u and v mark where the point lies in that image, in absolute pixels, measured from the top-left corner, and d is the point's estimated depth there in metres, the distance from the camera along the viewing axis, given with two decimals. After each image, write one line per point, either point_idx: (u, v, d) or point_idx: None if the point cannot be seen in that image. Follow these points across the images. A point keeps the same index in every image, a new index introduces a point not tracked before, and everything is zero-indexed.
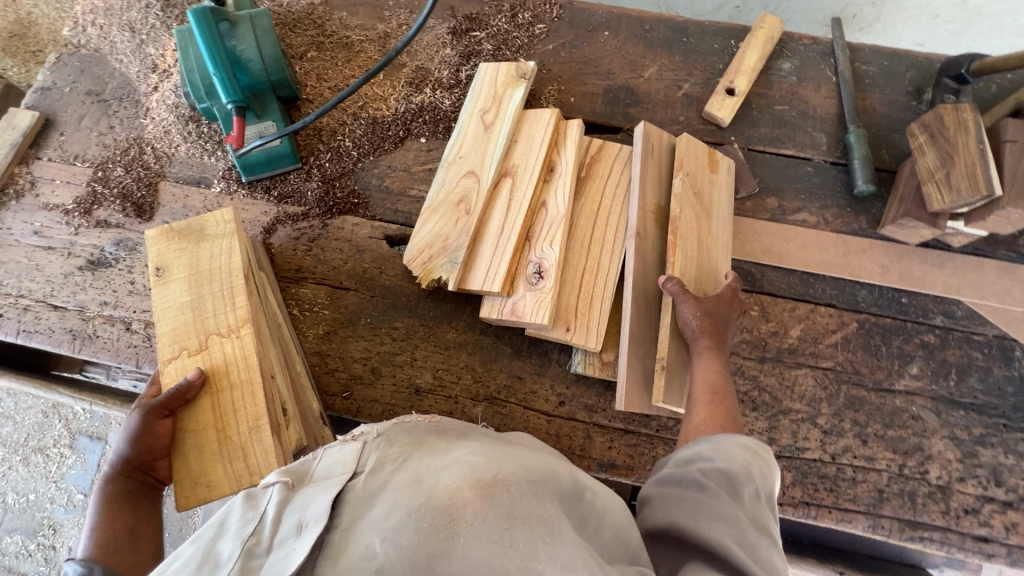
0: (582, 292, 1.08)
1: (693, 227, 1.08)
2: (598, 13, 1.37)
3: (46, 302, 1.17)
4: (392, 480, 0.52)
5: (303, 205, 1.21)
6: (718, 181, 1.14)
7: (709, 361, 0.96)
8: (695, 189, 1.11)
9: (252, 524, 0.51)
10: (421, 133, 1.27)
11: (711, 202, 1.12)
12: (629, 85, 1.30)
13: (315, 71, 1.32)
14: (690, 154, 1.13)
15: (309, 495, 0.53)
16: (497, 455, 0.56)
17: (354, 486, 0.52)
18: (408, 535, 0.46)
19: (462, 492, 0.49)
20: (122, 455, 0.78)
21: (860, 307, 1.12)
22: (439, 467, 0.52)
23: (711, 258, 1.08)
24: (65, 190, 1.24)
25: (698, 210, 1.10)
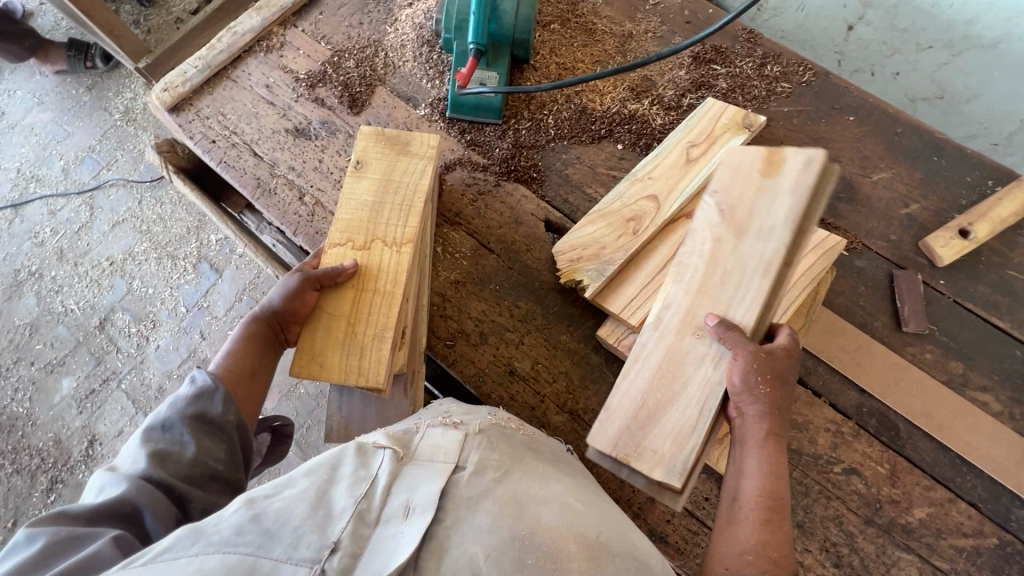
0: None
1: (705, 245, 0.89)
2: (851, 95, 1.26)
3: (250, 147, 1.31)
4: (494, 493, 0.62)
5: (486, 159, 1.25)
6: (771, 200, 0.86)
7: (762, 454, 0.81)
8: (724, 204, 0.89)
9: (365, 486, 0.59)
10: (621, 139, 1.26)
11: (748, 220, 0.87)
12: (851, 180, 1.20)
13: (550, 44, 1.34)
14: (731, 158, 0.90)
15: (416, 475, 0.63)
16: (588, 511, 0.63)
17: (459, 487, 0.62)
18: (510, 560, 0.53)
19: (566, 541, 0.56)
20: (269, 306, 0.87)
21: (1008, 526, 0.96)
22: (540, 505, 0.61)
23: (722, 292, 0.87)
24: (303, 61, 1.38)
25: (720, 230, 0.88)
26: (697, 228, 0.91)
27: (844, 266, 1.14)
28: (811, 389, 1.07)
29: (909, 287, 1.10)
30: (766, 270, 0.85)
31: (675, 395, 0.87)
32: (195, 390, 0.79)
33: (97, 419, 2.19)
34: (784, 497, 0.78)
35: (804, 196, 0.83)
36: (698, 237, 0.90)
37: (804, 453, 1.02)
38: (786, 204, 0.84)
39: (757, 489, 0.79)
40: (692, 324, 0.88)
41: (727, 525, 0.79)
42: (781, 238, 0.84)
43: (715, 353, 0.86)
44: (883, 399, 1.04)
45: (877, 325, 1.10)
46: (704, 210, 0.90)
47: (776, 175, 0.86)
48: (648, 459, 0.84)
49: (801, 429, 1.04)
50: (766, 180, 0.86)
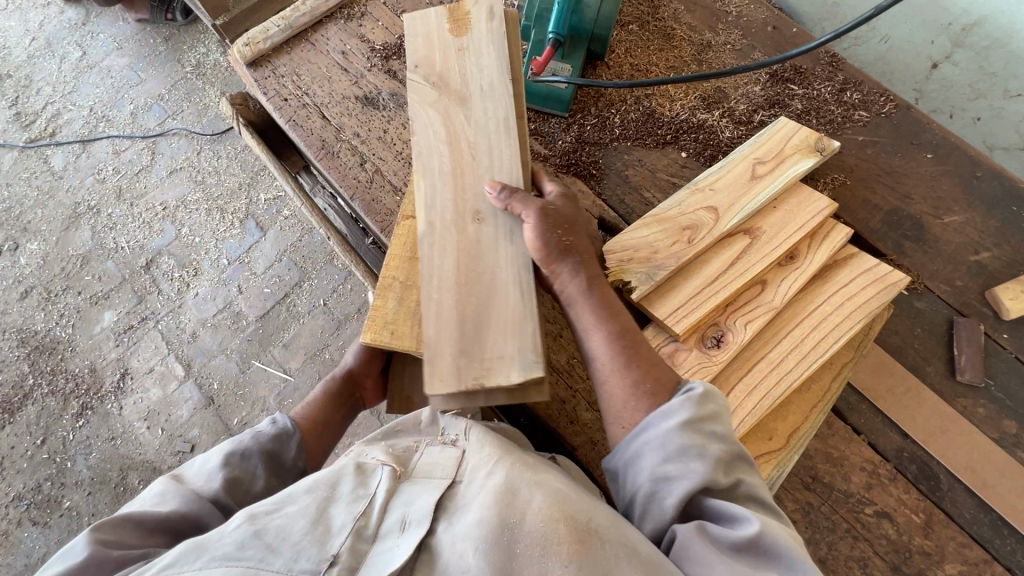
0: (738, 375, 1.00)
1: (427, 123, 0.97)
2: (932, 133, 1.22)
3: (319, 110, 1.34)
4: (486, 490, 0.67)
5: (548, 150, 1.26)
6: (476, 57, 0.99)
7: (596, 298, 0.87)
8: (428, 76, 0.99)
9: (362, 504, 0.68)
10: (686, 148, 1.24)
11: (467, 91, 0.97)
12: (920, 218, 1.16)
13: (626, 44, 1.34)
14: (426, 45, 1.01)
15: (414, 491, 0.72)
16: (579, 495, 0.67)
17: (453, 496, 0.69)
18: (501, 552, 0.59)
19: (556, 525, 0.61)
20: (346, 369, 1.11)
21: None
22: (530, 492, 0.65)
23: (478, 172, 0.94)
24: (380, 33, 1.41)
25: (444, 104, 0.97)
26: (427, 115, 0.97)
27: (902, 305, 1.10)
28: (851, 424, 1.04)
29: (969, 336, 1.06)
30: (506, 120, 0.95)
31: (491, 284, 0.87)
32: (273, 429, 0.94)
33: (132, 355, 2.27)
34: (630, 329, 0.86)
35: (501, 46, 0.98)
36: (430, 119, 0.97)
37: (835, 488, 0.99)
38: (495, 52, 0.98)
39: (604, 342, 0.84)
40: (470, 207, 0.92)
41: (603, 379, 0.84)
42: (506, 88, 0.96)
43: (501, 231, 0.91)
44: (926, 445, 1.01)
45: (930, 370, 1.06)
46: (427, 95, 0.98)
47: (466, 33, 1.01)
48: (498, 368, 0.81)
49: (836, 464, 1.01)
50: (462, 40, 1.00)
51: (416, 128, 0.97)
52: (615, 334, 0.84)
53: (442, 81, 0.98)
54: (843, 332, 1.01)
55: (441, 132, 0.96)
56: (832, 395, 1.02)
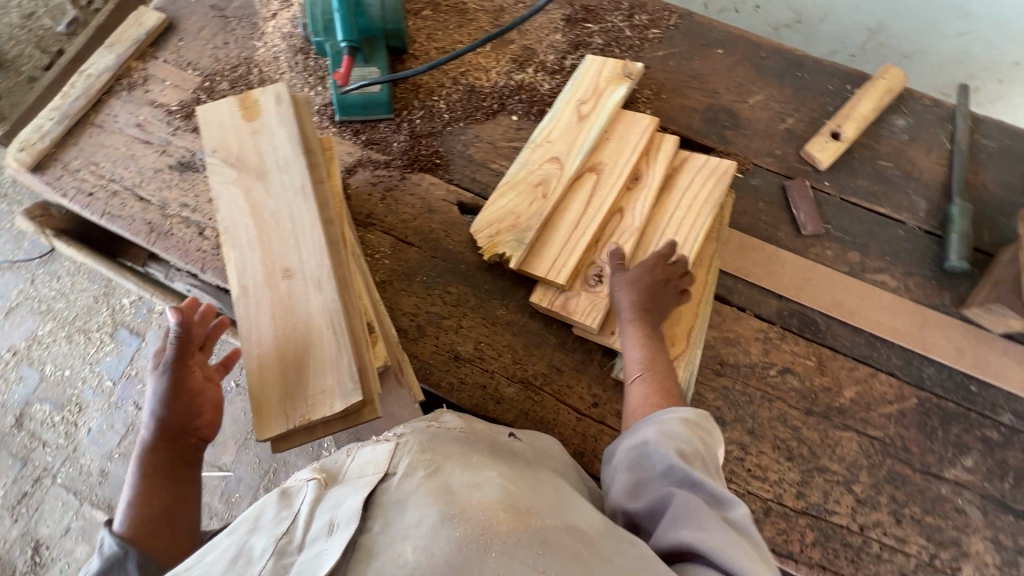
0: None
1: (235, 202, 0.90)
2: (716, 30, 1.34)
3: (133, 192, 1.23)
4: (425, 488, 0.63)
5: (387, 155, 1.24)
6: (270, 135, 0.93)
7: (637, 335, 1.00)
8: (231, 160, 0.92)
9: (285, 523, 0.62)
10: (515, 111, 1.28)
11: (263, 161, 0.92)
12: (731, 108, 1.27)
13: (426, 30, 1.34)
14: (214, 122, 0.95)
15: (339, 492, 0.65)
16: (521, 492, 0.67)
17: (385, 492, 0.64)
18: (442, 543, 0.57)
19: (495, 513, 0.61)
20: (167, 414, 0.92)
21: (923, 385, 1.07)
22: (469, 487, 0.64)
23: (283, 237, 0.88)
24: (172, 92, 1.31)
25: (243, 181, 0.91)
26: (232, 194, 0.91)
27: (742, 187, 1.21)
28: (735, 305, 1.13)
29: (800, 194, 1.19)
30: (305, 190, 0.90)
31: (307, 328, 0.84)
32: (105, 562, 0.80)
33: (38, 522, 2.00)
34: (658, 361, 0.99)
35: (292, 123, 0.94)
36: (232, 196, 0.91)
37: (741, 364, 1.08)
38: (287, 130, 0.93)
39: (634, 362, 0.99)
40: (275, 269, 0.87)
41: (631, 380, 0.98)
42: (303, 161, 0.92)
43: (311, 284, 0.86)
44: (798, 298, 1.13)
45: (781, 235, 1.18)
46: (224, 172, 0.92)
47: (259, 117, 0.95)
48: (320, 404, 0.79)
49: (735, 343, 1.10)
50: (255, 122, 0.95)
51: (221, 207, 0.90)
52: (646, 362, 0.98)
53: (237, 157, 0.93)
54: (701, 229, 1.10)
55: (245, 207, 0.90)
56: (710, 286, 1.11)
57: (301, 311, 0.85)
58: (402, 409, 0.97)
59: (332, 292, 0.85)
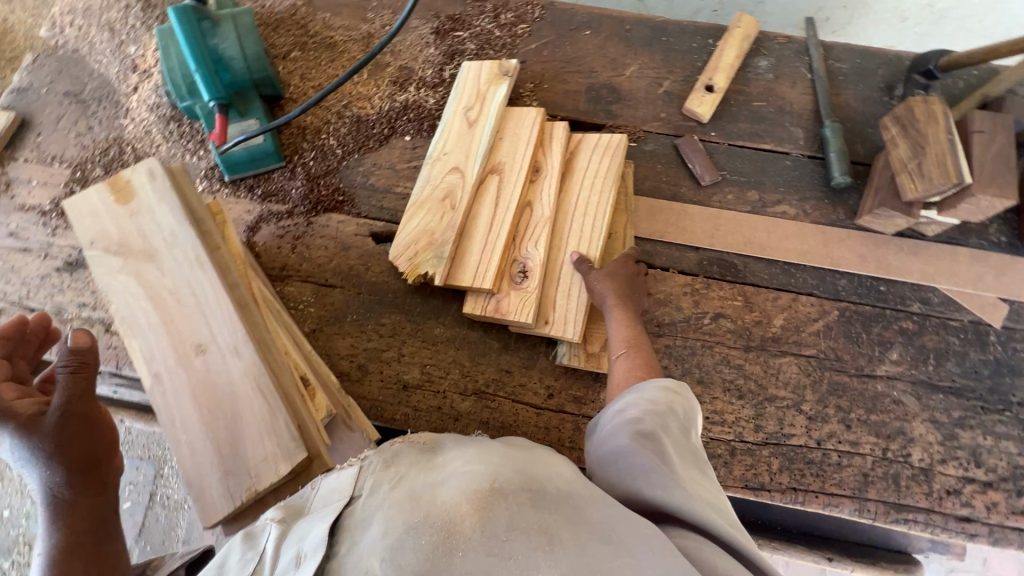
0: (555, 287, 1.08)
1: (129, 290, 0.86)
2: (579, 14, 1.39)
3: (22, 305, 1.14)
4: (389, 500, 0.58)
5: (287, 204, 1.21)
6: (150, 213, 0.89)
7: (620, 318, 1.00)
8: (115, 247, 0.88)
9: (251, 565, 0.58)
10: (406, 131, 1.28)
11: (149, 240, 0.88)
12: (611, 83, 1.32)
13: (299, 71, 1.32)
14: (85, 211, 0.90)
15: (305, 528, 0.60)
16: (493, 468, 0.60)
17: (351, 514, 0.59)
18: (408, 554, 0.51)
19: (460, 509, 0.55)
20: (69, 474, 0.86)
21: (840, 296, 1.14)
22: (434, 486, 0.58)
23: (189, 313, 0.85)
24: (42, 191, 1.22)
25: (132, 266, 0.87)
26: (125, 282, 0.87)
27: (638, 155, 1.26)
28: (658, 266, 1.17)
29: (692, 148, 1.25)
30: (201, 261, 0.87)
31: (235, 399, 0.82)
32: None
33: None
34: (640, 340, 0.99)
35: (170, 195, 0.90)
36: (124, 285, 0.87)
37: (676, 321, 1.12)
38: (167, 204, 0.89)
39: (619, 341, 0.98)
40: (187, 346, 0.84)
41: (613, 359, 0.97)
42: (192, 231, 0.88)
43: (229, 352, 0.84)
44: (713, 246, 1.18)
45: (684, 191, 1.23)
46: (109, 264, 0.87)
47: (132, 197, 0.90)
48: (264, 472, 0.78)
49: (667, 303, 1.14)
50: (129, 203, 0.90)
51: (114, 300, 0.86)
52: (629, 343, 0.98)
53: (120, 244, 0.88)
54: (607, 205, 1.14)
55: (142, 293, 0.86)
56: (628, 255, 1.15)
57: (223, 383, 0.82)
58: (357, 454, 0.94)
59: (252, 356, 0.83)
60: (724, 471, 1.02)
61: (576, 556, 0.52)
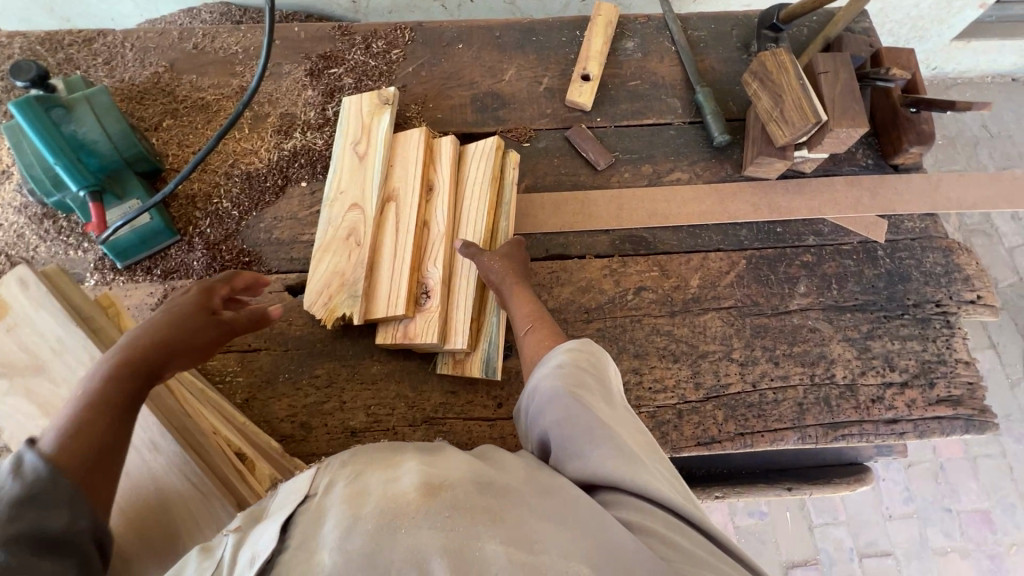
0: (446, 299, 1.09)
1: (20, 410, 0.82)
2: (449, 29, 1.40)
3: None
4: (339, 494, 0.59)
5: (191, 277, 1.16)
6: (29, 324, 0.83)
7: (520, 298, 1.01)
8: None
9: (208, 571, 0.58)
10: (301, 177, 1.25)
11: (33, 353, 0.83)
12: (493, 90, 1.35)
13: (175, 139, 1.27)
14: None
15: (256, 531, 0.60)
16: (441, 465, 0.62)
17: (304, 509, 0.59)
18: (354, 536, 0.53)
19: (408, 491, 0.56)
20: (117, 366, 0.72)
21: (744, 246, 1.22)
22: (386, 479, 0.59)
23: None
24: None
25: (21, 385, 0.82)
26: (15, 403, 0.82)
27: (533, 154, 1.29)
28: (575, 256, 1.21)
29: (582, 137, 1.29)
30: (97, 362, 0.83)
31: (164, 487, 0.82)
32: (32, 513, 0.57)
33: None
34: (543, 313, 1.00)
35: (51, 301, 0.84)
36: (11, 407, 0.82)
37: (603, 303, 1.16)
38: (48, 311, 0.84)
39: (523, 320, 0.98)
40: None
41: (522, 337, 0.96)
42: (83, 334, 0.84)
43: (145, 449, 0.83)
44: (622, 225, 1.23)
45: (583, 179, 1.27)
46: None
47: (6, 312, 0.84)
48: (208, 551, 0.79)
49: (590, 288, 1.17)
50: (4, 318, 0.83)
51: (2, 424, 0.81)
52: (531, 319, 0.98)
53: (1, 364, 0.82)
54: (494, 210, 1.17)
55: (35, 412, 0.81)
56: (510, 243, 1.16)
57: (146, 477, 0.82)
58: None
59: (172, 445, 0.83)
60: (676, 434, 1.06)
61: (517, 529, 0.55)
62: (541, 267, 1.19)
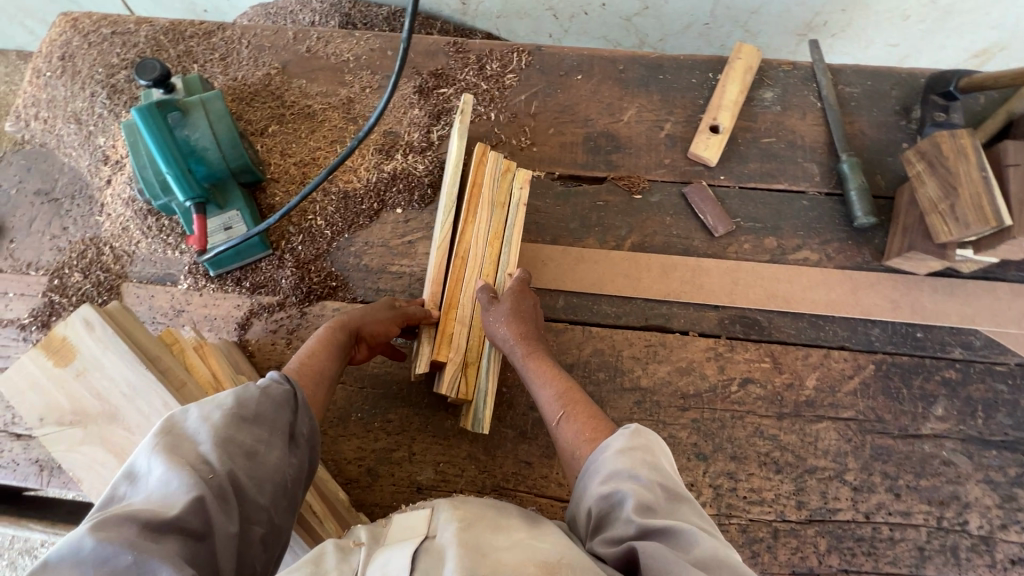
0: (442, 343, 0.98)
1: (96, 457, 0.81)
2: (569, 56, 1.30)
3: (8, 432, 1.07)
4: (457, 544, 0.59)
5: (278, 295, 1.14)
6: (99, 369, 0.83)
7: (538, 371, 0.91)
8: (72, 415, 0.82)
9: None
10: (397, 203, 1.20)
11: (108, 400, 0.82)
12: (609, 130, 1.24)
13: (279, 146, 1.25)
14: (20, 386, 0.83)
15: (385, 553, 0.60)
16: (552, 543, 0.60)
17: (430, 546, 0.61)
18: None
19: (525, 567, 0.55)
20: (321, 335, 0.93)
21: (875, 348, 1.07)
22: (498, 546, 0.59)
23: None
24: (20, 303, 1.16)
25: (94, 433, 0.81)
26: (89, 454, 0.81)
27: (644, 208, 1.18)
28: (677, 330, 1.10)
29: (701, 197, 1.17)
30: (169, 407, 0.82)
31: None
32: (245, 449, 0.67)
33: None
34: (570, 389, 0.88)
35: (119, 343, 0.83)
36: (90, 455, 0.81)
37: (703, 391, 1.05)
38: (116, 353, 0.83)
39: (551, 399, 0.87)
40: None
41: (555, 426, 0.84)
42: (152, 377, 0.82)
43: None
44: (734, 303, 1.10)
45: (697, 244, 1.15)
46: (69, 437, 0.82)
47: (75, 356, 0.83)
48: None
49: (690, 371, 1.07)
50: (73, 363, 0.83)
51: (83, 474, 0.81)
52: (563, 394, 0.87)
53: (75, 411, 0.82)
54: (496, 240, 1.04)
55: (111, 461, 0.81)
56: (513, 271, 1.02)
57: None
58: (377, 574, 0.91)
59: None
60: (768, 556, 0.96)
61: None
62: (638, 338, 1.09)
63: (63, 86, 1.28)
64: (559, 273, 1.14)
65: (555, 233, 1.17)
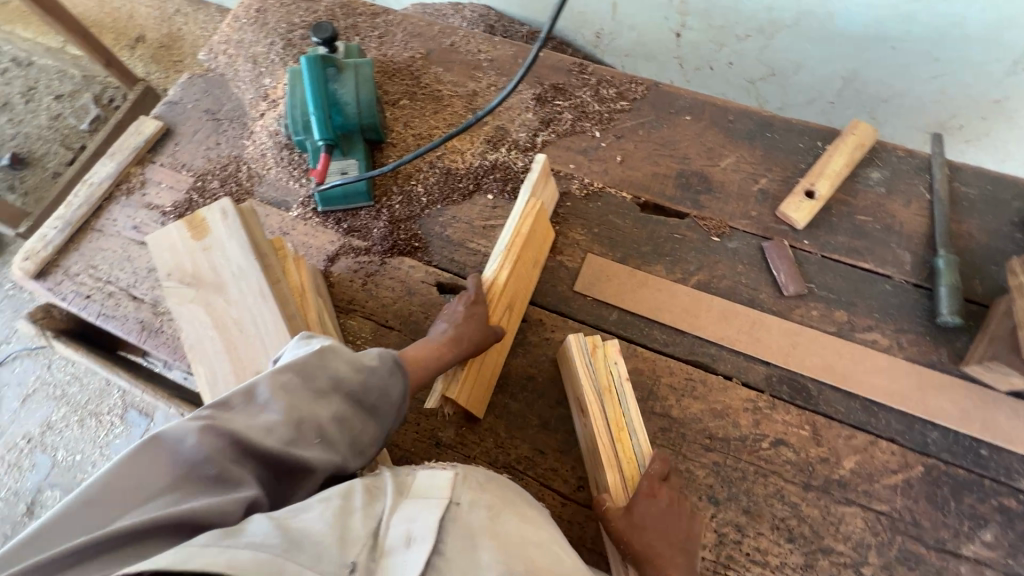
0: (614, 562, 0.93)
1: (197, 317, 0.97)
2: (683, 98, 1.36)
3: (128, 292, 1.27)
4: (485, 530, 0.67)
5: (367, 242, 1.28)
6: (220, 250, 0.99)
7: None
8: (190, 279, 0.99)
9: (373, 517, 0.64)
10: (490, 189, 1.31)
11: (219, 274, 0.98)
12: (703, 172, 1.28)
13: (403, 118, 1.41)
14: (162, 245, 1.01)
15: (410, 507, 0.67)
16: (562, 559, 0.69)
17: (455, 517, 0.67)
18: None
19: None
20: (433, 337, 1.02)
21: (928, 451, 1.01)
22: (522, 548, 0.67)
23: (246, 340, 0.95)
24: (167, 194, 1.38)
25: (201, 298, 0.97)
26: (192, 311, 0.97)
27: (718, 251, 1.20)
28: (721, 373, 1.10)
29: (779, 255, 1.17)
30: (262, 293, 0.96)
31: None
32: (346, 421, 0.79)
33: None
34: None
35: (240, 232, 0.99)
36: (192, 313, 0.97)
37: (732, 438, 1.04)
38: (236, 239, 0.99)
39: None
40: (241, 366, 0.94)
41: None
42: (256, 265, 0.98)
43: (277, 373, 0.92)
44: (786, 363, 1.09)
45: (763, 297, 1.15)
46: (182, 293, 0.98)
47: (206, 233, 1.01)
48: None
49: (724, 416, 1.06)
50: (204, 239, 1.00)
51: (183, 326, 0.97)
52: None
53: (193, 276, 0.99)
54: (618, 430, 0.98)
55: (207, 322, 0.96)
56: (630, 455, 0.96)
57: None
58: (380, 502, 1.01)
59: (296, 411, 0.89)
60: None
61: None
62: (679, 369, 1.11)
63: (252, 32, 1.53)
64: (620, 291, 1.18)
65: (626, 253, 1.22)
